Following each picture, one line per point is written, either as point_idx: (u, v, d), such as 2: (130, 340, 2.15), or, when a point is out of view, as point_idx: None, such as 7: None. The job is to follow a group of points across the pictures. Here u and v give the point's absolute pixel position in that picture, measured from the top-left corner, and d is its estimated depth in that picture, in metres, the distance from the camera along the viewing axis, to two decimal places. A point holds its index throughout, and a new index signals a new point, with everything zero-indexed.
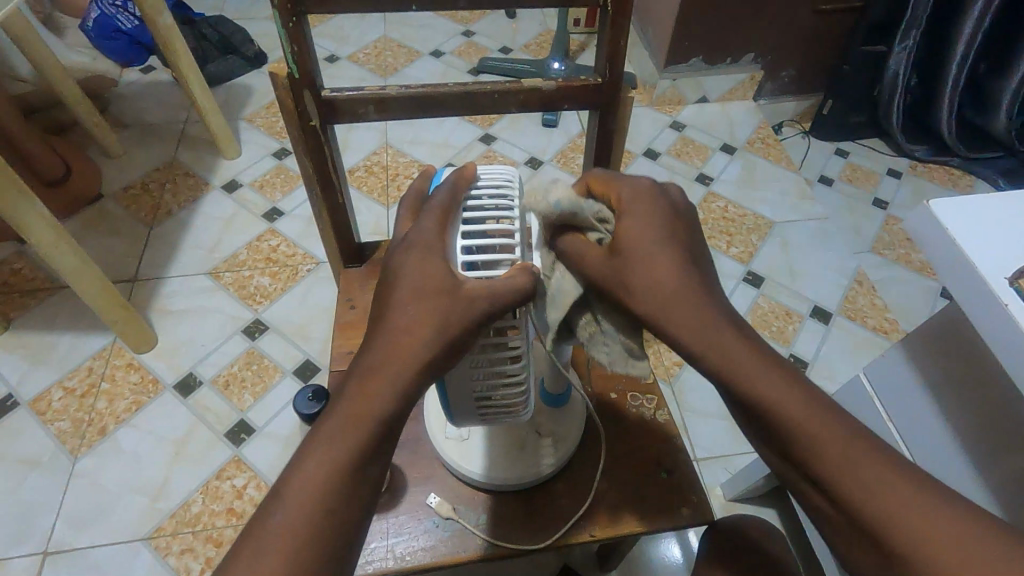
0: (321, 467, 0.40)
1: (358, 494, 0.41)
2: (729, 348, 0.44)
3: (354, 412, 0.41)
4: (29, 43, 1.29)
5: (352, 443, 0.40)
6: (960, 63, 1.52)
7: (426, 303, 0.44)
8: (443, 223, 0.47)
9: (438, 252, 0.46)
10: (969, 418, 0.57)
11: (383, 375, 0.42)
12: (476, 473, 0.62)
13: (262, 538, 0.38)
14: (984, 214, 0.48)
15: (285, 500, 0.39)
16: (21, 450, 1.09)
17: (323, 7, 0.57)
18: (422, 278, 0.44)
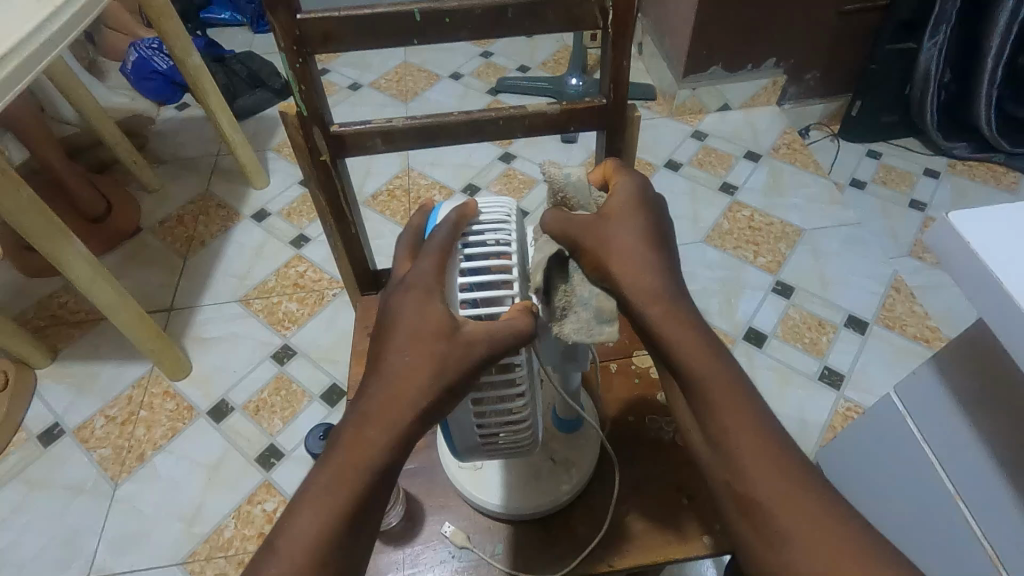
0: (319, 513, 0.40)
1: (356, 541, 0.40)
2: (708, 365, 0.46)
3: (350, 457, 0.41)
4: (71, 89, 1.37)
5: (348, 489, 0.40)
6: (997, 56, 1.45)
7: (426, 346, 0.44)
8: (441, 265, 0.48)
9: (436, 296, 0.46)
10: (1009, 441, 0.53)
11: (381, 419, 0.42)
12: (490, 504, 0.61)
13: None
14: (1012, 226, 0.45)
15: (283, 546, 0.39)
16: (67, 476, 1.14)
17: (329, 47, 0.59)
18: (419, 320, 0.45)
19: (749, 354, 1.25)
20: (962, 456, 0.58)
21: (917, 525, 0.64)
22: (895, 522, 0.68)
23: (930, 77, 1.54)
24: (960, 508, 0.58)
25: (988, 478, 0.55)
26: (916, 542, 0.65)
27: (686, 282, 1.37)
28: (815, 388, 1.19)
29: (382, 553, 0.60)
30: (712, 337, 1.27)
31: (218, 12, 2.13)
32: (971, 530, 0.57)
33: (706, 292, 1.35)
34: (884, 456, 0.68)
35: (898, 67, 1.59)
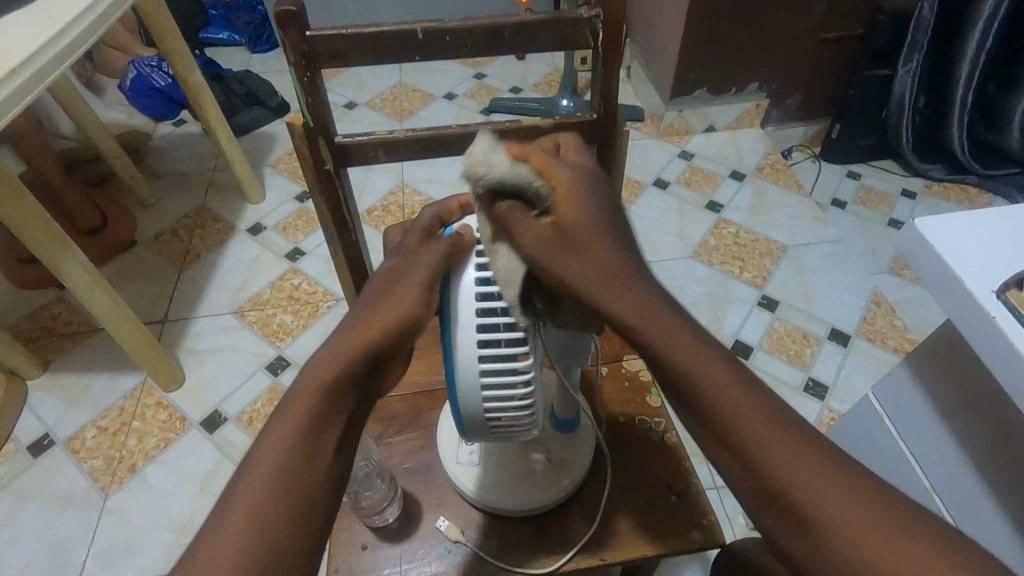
0: (283, 441, 0.41)
1: (327, 461, 0.42)
2: (683, 345, 0.42)
3: (306, 407, 0.43)
4: (72, 104, 1.40)
5: (313, 412, 0.43)
6: (967, 83, 1.53)
7: (381, 283, 0.50)
8: (428, 229, 0.55)
9: (402, 251, 0.53)
10: (979, 435, 0.56)
11: (335, 366, 0.44)
12: (489, 499, 0.63)
13: (211, 535, 0.38)
14: (973, 230, 0.49)
15: (249, 476, 0.40)
16: (57, 487, 1.13)
17: (336, 63, 0.62)
18: (383, 271, 0.52)
19: None
20: (936, 451, 0.60)
21: None
22: None
23: (905, 102, 1.61)
24: (936, 503, 0.61)
25: (960, 471, 0.58)
26: None
27: (676, 296, 1.41)
28: (801, 398, 1.22)
29: (380, 549, 0.61)
30: None
31: (216, 33, 2.18)
32: None
33: (694, 306, 1.38)
34: (861, 455, 0.71)
35: (874, 92, 1.66)
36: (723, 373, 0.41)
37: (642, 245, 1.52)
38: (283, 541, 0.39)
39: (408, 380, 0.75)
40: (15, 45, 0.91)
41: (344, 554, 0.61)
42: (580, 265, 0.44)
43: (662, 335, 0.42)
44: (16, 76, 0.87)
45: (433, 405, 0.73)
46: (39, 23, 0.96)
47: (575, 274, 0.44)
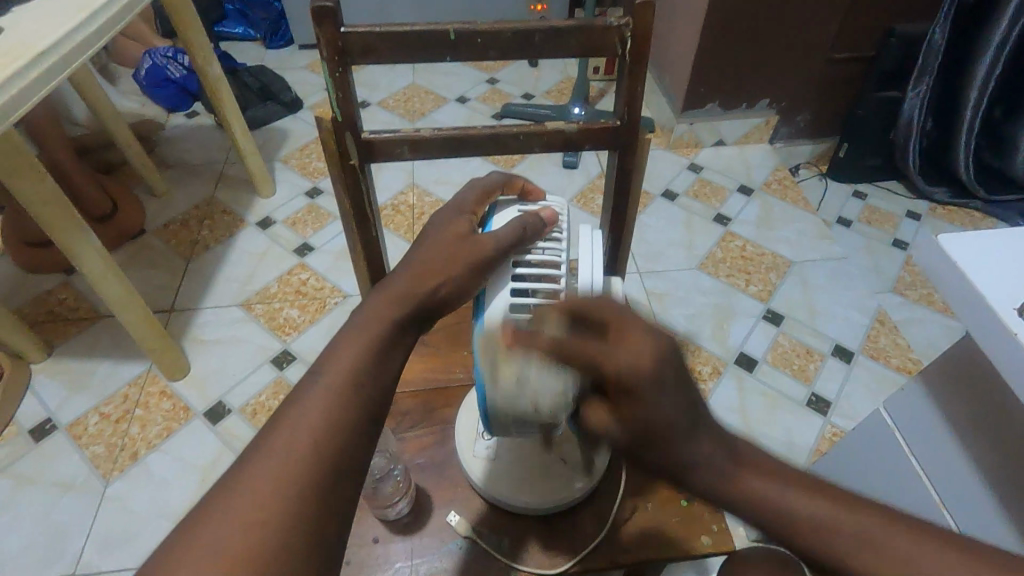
0: (333, 372, 0.43)
1: (375, 395, 0.43)
2: (762, 495, 0.43)
3: (344, 372, 0.43)
4: (90, 91, 1.40)
5: (362, 348, 0.44)
6: (975, 108, 1.55)
7: (442, 244, 0.52)
8: (481, 199, 0.58)
9: (463, 217, 0.55)
10: (993, 451, 0.56)
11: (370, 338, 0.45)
12: (502, 496, 0.63)
13: (241, 483, 0.37)
14: (992, 247, 0.50)
15: (300, 404, 0.41)
16: (57, 472, 1.13)
17: (368, 59, 0.62)
18: (443, 232, 0.54)
19: (739, 378, 1.28)
20: (947, 465, 0.61)
21: None
22: None
23: (914, 124, 1.63)
24: (945, 517, 0.62)
25: (972, 485, 0.58)
26: None
27: (681, 306, 1.41)
28: (803, 413, 1.23)
29: (391, 543, 0.62)
30: (703, 359, 1.31)
31: (232, 27, 2.19)
32: (954, 535, 0.61)
33: (700, 317, 1.39)
34: (869, 467, 0.72)
35: (882, 113, 1.68)
36: (796, 497, 0.43)
37: (648, 255, 1.53)
38: (333, 468, 0.39)
39: (422, 376, 0.75)
40: (42, 29, 0.92)
41: (355, 547, 0.61)
42: (656, 439, 0.41)
43: (739, 488, 0.43)
44: (42, 60, 0.88)
45: (446, 402, 0.73)
46: (65, 9, 0.96)
47: (649, 449, 0.41)
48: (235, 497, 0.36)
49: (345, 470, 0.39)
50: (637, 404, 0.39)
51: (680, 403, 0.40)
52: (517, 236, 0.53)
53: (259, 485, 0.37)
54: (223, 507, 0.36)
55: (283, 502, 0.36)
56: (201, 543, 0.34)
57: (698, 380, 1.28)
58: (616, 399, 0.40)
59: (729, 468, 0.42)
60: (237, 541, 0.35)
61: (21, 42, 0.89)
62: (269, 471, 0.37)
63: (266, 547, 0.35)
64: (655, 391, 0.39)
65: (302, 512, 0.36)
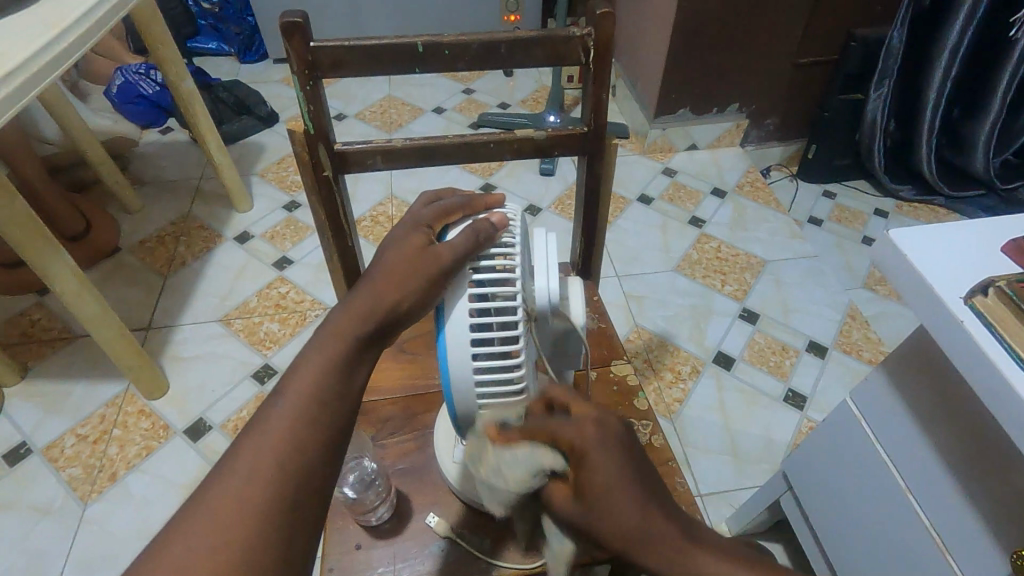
0: (300, 388, 0.45)
1: (338, 418, 0.45)
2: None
3: (311, 381, 0.45)
4: (60, 109, 1.39)
5: (325, 371, 0.46)
6: (934, 108, 1.60)
7: (402, 256, 0.52)
8: (440, 211, 0.57)
9: (423, 229, 0.55)
10: (953, 437, 0.59)
11: (338, 345, 0.48)
12: (478, 499, 0.64)
13: (216, 493, 0.39)
14: (941, 241, 0.52)
15: (263, 427, 0.43)
16: (33, 496, 1.10)
17: (338, 72, 0.63)
18: (403, 243, 0.53)
19: (718, 376, 1.31)
20: (911, 452, 0.63)
21: (871, 520, 0.70)
22: (847, 520, 0.74)
23: (877, 125, 1.68)
24: (910, 502, 0.64)
25: (933, 469, 0.61)
26: (866, 536, 0.71)
27: (659, 308, 1.44)
28: (781, 408, 1.26)
29: (373, 549, 0.62)
30: (683, 359, 1.33)
31: (205, 42, 2.18)
32: (919, 518, 0.63)
33: (678, 318, 1.42)
34: (837, 458, 0.74)
35: (847, 115, 1.73)
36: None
37: (626, 258, 1.55)
38: (303, 477, 0.42)
39: (401, 384, 0.76)
40: (9, 48, 0.91)
41: (339, 554, 0.61)
42: (610, 523, 0.43)
43: (692, 572, 0.41)
44: (10, 79, 0.87)
45: (425, 408, 0.74)
46: (33, 28, 0.96)
47: (609, 533, 0.43)
48: (200, 518, 0.38)
49: (309, 491, 0.41)
50: (591, 472, 0.44)
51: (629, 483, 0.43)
52: (471, 242, 0.52)
53: (225, 507, 0.38)
54: (189, 527, 0.38)
55: (249, 522, 0.38)
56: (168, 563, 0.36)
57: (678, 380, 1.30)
58: (576, 469, 0.45)
59: (643, 515, 0.43)
60: (206, 549, 0.37)
61: None
62: (235, 492, 0.39)
63: (235, 563, 0.37)
64: (599, 451, 0.44)
65: (267, 531, 0.38)
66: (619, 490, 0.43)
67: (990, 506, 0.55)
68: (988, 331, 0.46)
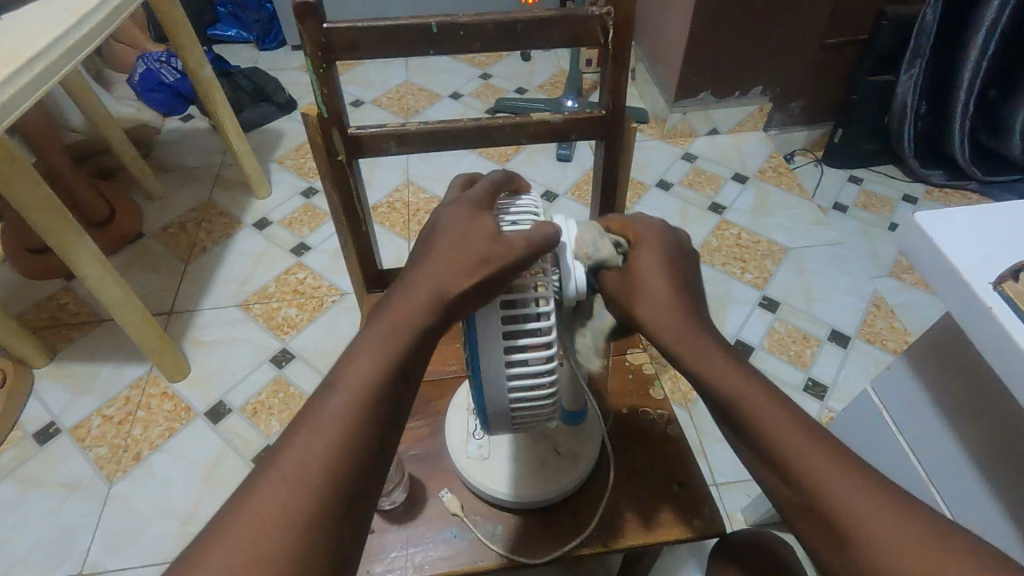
0: (352, 390, 0.41)
1: (387, 422, 0.42)
2: (789, 440, 0.44)
3: (364, 381, 0.42)
4: (83, 96, 1.40)
5: (376, 373, 0.42)
6: (969, 88, 1.54)
7: (468, 245, 0.47)
8: (489, 195, 0.53)
9: (483, 212, 0.50)
10: (978, 431, 0.57)
11: (392, 343, 0.44)
12: (506, 490, 0.64)
13: (256, 499, 0.37)
14: (970, 224, 0.50)
15: (311, 428, 0.40)
16: (63, 474, 1.14)
17: (351, 54, 0.63)
18: (466, 229, 0.48)
19: None
20: (934, 444, 0.61)
21: None
22: None
23: (907, 107, 1.62)
24: (933, 494, 0.62)
25: (957, 463, 0.59)
26: None
27: None
28: (801, 398, 1.23)
29: (386, 532, 0.63)
30: None
31: (225, 29, 2.19)
32: (943, 515, 0.61)
33: None
34: (858, 448, 0.73)
35: (876, 97, 1.67)
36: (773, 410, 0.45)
37: None
38: (349, 488, 0.39)
39: None
40: (32, 35, 0.92)
41: None
42: (654, 294, 0.51)
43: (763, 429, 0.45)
44: (32, 66, 0.88)
45: (439, 393, 0.74)
46: (54, 15, 0.97)
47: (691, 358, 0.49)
48: (239, 524, 0.36)
49: (352, 503, 0.39)
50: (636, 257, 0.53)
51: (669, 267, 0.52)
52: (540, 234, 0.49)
53: (265, 515, 0.36)
54: (225, 535, 0.35)
55: (288, 535, 0.36)
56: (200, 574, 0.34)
57: None
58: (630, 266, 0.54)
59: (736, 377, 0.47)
60: (246, 560, 0.34)
61: (12, 48, 0.89)
62: (277, 499, 0.37)
63: None
64: (651, 245, 0.54)
65: (313, 537, 0.36)
66: (660, 297, 0.51)
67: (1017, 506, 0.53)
68: (1017, 318, 0.44)
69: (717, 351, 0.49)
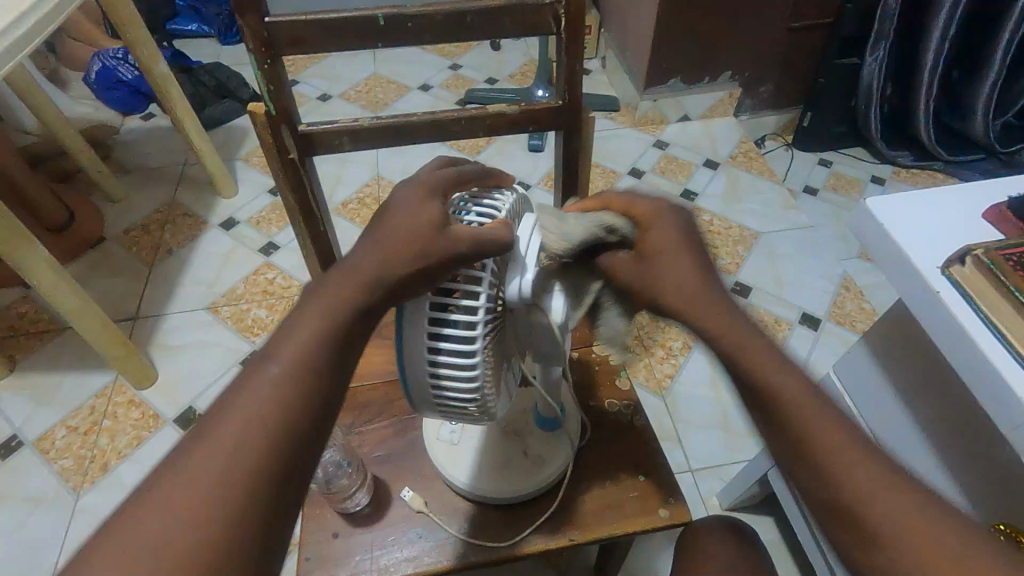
0: (278, 379, 0.39)
1: (318, 409, 0.40)
2: (774, 384, 0.45)
3: (292, 367, 0.40)
4: (33, 97, 1.35)
5: (305, 359, 0.40)
6: (933, 69, 1.55)
7: (410, 233, 0.44)
8: (454, 180, 0.50)
9: (436, 199, 0.47)
10: (933, 414, 0.57)
11: (322, 328, 0.41)
12: (462, 474, 0.64)
13: (171, 489, 0.35)
14: (920, 209, 0.50)
15: (234, 417, 0.38)
16: (27, 488, 1.11)
17: (296, 49, 0.61)
18: (412, 216, 0.45)
19: (710, 351, 1.30)
20: (893, 427, 0.62)
21: None
22: None
23: (873, 89, 1.63)
24: None
25: (916, 445, 0.60)
26: None
27: None
28: None
29: (351, 536, 0.62)
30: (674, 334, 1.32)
31: (184, 24, 2.12)
32: None
33: None
34: None
35: (843, 80, 1.68)
36: (791, 385, 0.44)
37: None
38: (273, 482, 0.37)
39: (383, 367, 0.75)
40: None
41: (316, 543, 0.61)
42: (675, 277, 0.48)
43: (757, 376, 0.45)
44: None
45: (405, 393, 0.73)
46: None
47: (669, 300, 0.48)
48: (171, 490, 0.35)
49: (278, 495, 0.37)
50: (656, 236, 0.49)
51: (687, 251, 0.49)
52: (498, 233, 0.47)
53: (180, 509, 0.35)
54: (136, 526, 0.34)
55: (223, 505, 0.35)
56: (129, 544, 0.33)
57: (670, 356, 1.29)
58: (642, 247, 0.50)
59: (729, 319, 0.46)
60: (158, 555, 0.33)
61: None
62: (191, 490, 0.35)
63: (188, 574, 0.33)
64: (665, 220, 0.50)
65: (231, 531, 0.35)
66: (676, 263, 0.48)
67: (969, 485, 0.54)
68: (965, 302, 0.44)
69: (740, 325, 0.46)
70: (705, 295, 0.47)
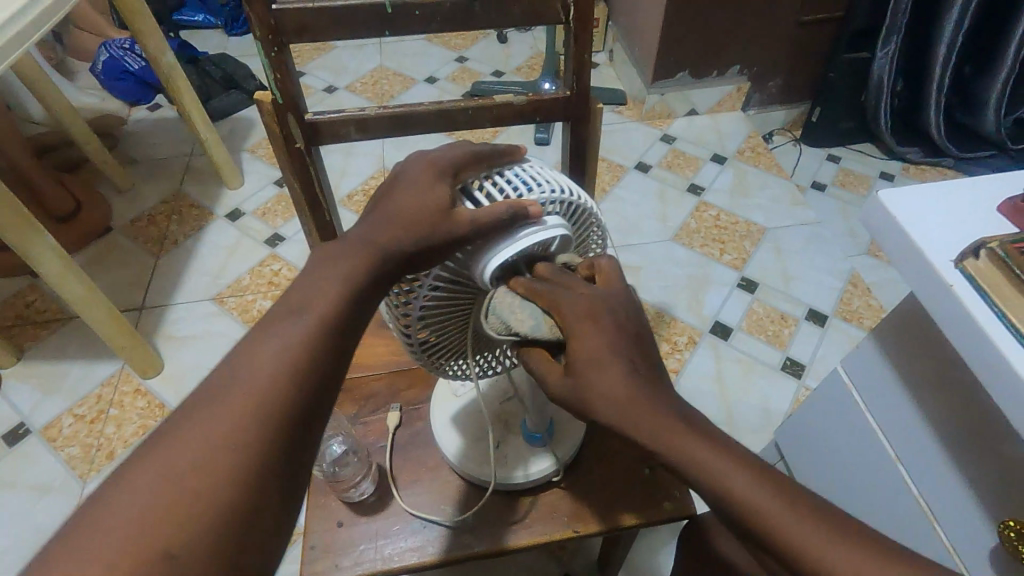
0: (313, 302, 0.41)
1: (347, 330, 0.42)
2: (696, 458, 0.41)
3: (320, 295, 0.42)
4: (40, 86, 1.35)
5: (336, 295, 0.42)
6: (945, 63, 1.53)
7: (418, 212, 0.45)
8: (467, 158, 0.49)
9: (443, 180, 0.47)
10: (944, 409, 0.57)
11: (338, 272, 0.43)
12: (438, 428, 0.67)
13: (218, 399, 0.37)
14: (934, 202, 0.50)
15: (273, 333, 0.40)
16: (33, 475, 1.12)
17: (304, 36, 0.60)
18: (420, 196, 0.46)
19: (716, 347, 1.29)
20: (901, 422, 0.62)
21: (861, 490, 0.69)
22: (835, 488, 0.73)
23: (883, 84, 1.62)
24: (900, 470, 0.63)
25: (924, 439, 0.59)
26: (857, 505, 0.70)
27: (657, 279, 1.42)
28: (778, 377, 1.24)
29: (356, 524, 0.62)
30: (680, 329, 1.32)
31: (191, 15, 2.13)
32: (909, 490, 0.62)
33: (676, 288, 1.40)
34: (830, 426, 0.73)
35: (852, 76, 1.67)
36: (748, 484, 0.40)
37: (623, 228, 1.52)
38: (310, 391, 0.39)
39: (388, 357, 0.76)
40: None
41: (321, 531, 0.62)
42: (606, 392, 0.43)
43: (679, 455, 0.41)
44: None
45: (410, 383, 0.73)
46: None
47: (605, 408, 0.43)
48: (207, 421, 0.36)
49: (311, 403, 0.39)
50: (579, 345, 0.44)
51: (614, 360, 0.44)
52: (489, 223, 0.45)
53: (227, 414, 0.37)
54: (190, 427, 0.36)
55: (289, 374, 0.39)
56: (214, 415, 0.36)
57: (675, 351, 1.28)
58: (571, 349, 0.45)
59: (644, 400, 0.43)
60: (211, 454, 0.35)
61: None
62: (237, 400, 0.37)
63: (238, 473, 0.35)
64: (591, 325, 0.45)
65: (273, 432, 0.37)
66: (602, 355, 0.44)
67: (981, 482, 0.54)
68: (981, 296, 0.44)
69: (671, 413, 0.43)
70: (623, 393, 0.43)
